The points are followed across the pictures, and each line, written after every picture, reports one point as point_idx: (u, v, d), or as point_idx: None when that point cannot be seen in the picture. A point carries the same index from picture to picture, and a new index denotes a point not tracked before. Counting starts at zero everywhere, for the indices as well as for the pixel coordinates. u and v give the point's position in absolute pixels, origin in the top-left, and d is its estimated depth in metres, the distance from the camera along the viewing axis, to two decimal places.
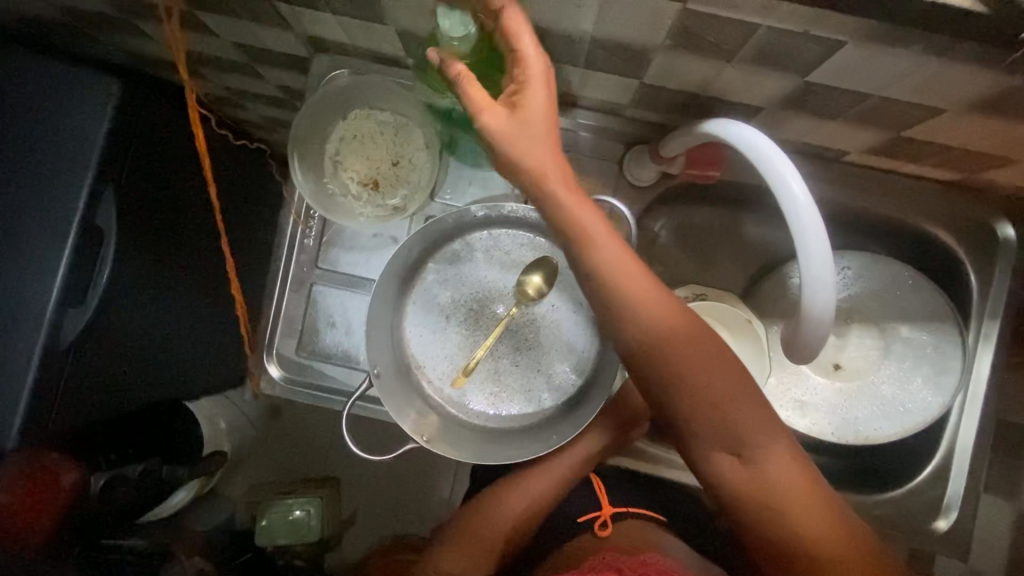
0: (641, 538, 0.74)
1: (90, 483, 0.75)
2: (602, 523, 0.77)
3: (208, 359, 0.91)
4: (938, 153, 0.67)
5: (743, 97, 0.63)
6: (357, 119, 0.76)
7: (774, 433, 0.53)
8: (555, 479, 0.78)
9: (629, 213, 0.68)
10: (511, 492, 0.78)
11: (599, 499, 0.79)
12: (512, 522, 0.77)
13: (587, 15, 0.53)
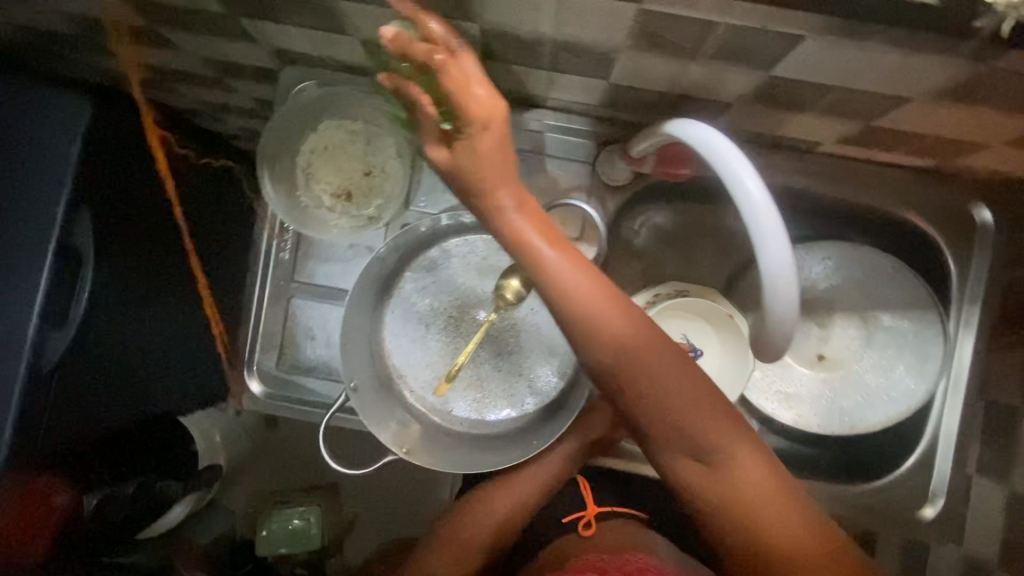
0: (625, 536, 0.73)
1: (82, 506, 0.72)
2: (585, 523, 0.76)
3: (196, 376, 0.90)
4: (911, 141, 0.66)
5: (711, 93, 0.62)
6: (328, 131, 0.75)
7: (741, 440, 0.53)
8: (543, 482, 0.76)
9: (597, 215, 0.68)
10: (497, 494, 0.75)
11: (585, 500, 0.78)
12: (498, 526, 0.73)
13: (545, 18, 0.52)
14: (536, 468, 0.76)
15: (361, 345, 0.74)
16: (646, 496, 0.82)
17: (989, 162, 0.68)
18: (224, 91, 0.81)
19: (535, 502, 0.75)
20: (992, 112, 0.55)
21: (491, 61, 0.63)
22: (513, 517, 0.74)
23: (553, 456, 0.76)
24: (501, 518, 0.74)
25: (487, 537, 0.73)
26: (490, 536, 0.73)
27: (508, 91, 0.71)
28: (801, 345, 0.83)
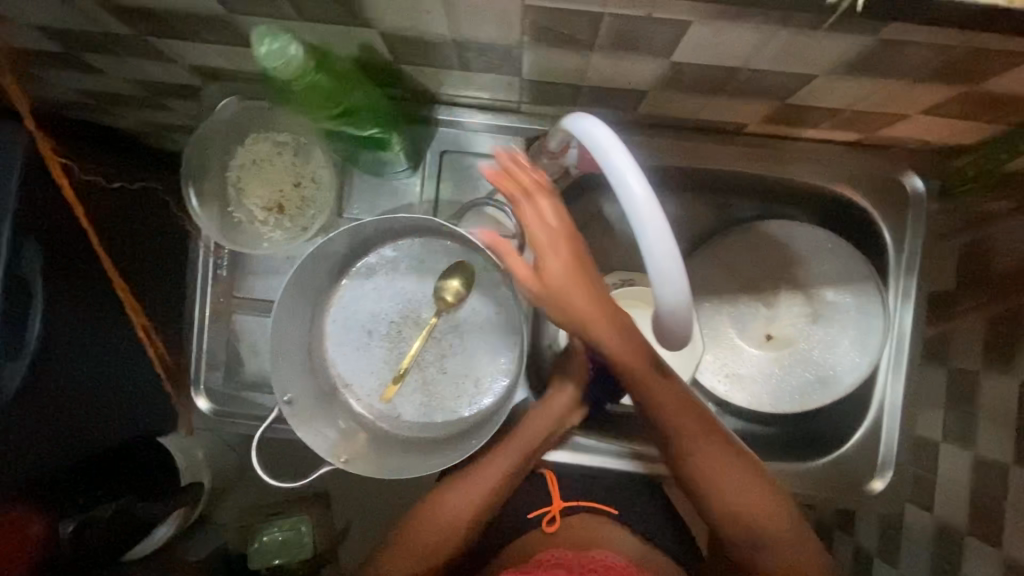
0: (589, 534, 0.77)
1: (58, 532, 0.69)
2: (550, 519, 0.79)
3: (154, 418, 0.79)
4: (831, 117, 0.66)
5: (624, 82, 0.62)
6: (255, 144, 0.75)
7: (764, 485, 0.64)
8: (498, 477, 0.75)
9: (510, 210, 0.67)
10: (453, 494, 0.75)
11: (551, 496, 0.81)
12: (453, 525, 0.74)
13: (439, 20, 0.52)
14: (494, 458, 0.75)
15: (297, 358, 0.72)
16: (612, 488, 0.83)
17: (912, 132, 0.68)
18: (163, 112, 0.79)
19: (490, 499, 0.75)
20: (900, 82, 0.55)
21: (403, 64, 0.63)
22: (469, 514, 0.74)
23: (506, 450, 0.76)
24: (457, 517, 0.74)
25: (444, 537, 0.74)
26: (447, 536, 0.74)
27: (431, 92, 0.71)
28: (748, 324, 0.84)
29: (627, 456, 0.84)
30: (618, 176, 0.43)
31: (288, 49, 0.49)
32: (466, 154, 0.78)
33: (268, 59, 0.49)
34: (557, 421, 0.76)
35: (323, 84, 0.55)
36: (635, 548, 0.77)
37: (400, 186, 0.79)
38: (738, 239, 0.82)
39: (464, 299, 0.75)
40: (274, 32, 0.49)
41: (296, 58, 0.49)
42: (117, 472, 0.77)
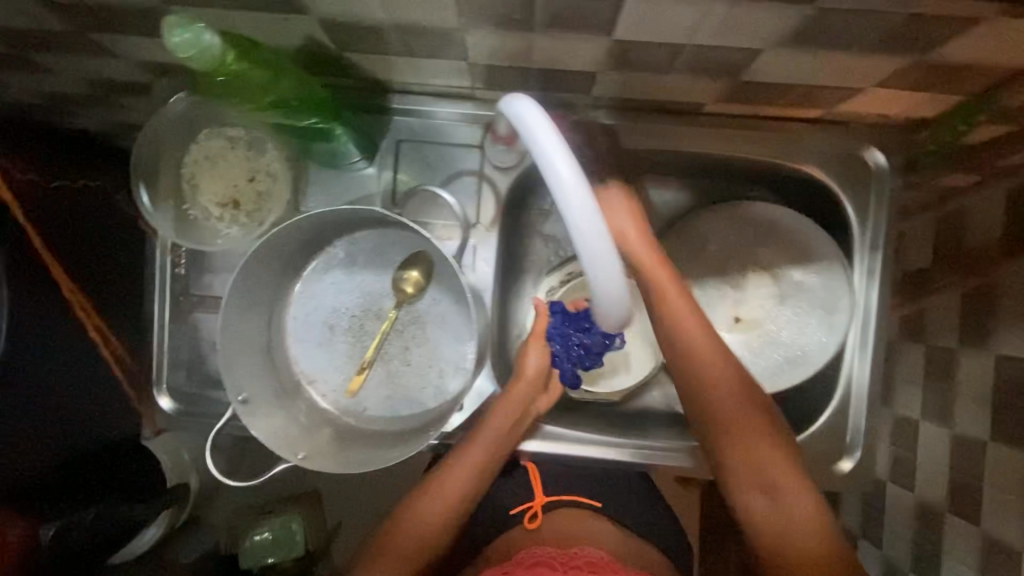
0: (572, 528, 0.77)
1: (40, 536, 0.67)
2: (532, 515, 0.79)
3: (110, 417, 0.78)
4: (788, 93, 0.65)
5: (573, 63, 0.60)
6: (206, 139, 0.73)
7: (798, 482, 0.60)
8: (470, 479, 0.72)
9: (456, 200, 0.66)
10: (424, 504, 0.70)
11: (533, 490, 0.81)
12: (427, 537, 0.69)
13: (371, 3, 0.51)
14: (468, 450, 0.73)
15: (257, 356, 0.71)
16: (595, 478, 0.83)
17: (872, 105, 0.67)
18: (126, 113, 0.75)
19: (464, 502, 0.71)
20: (849, 53, 0.54)
21: (347, 52, 0.62)
22: (443, 524, 0.70)
23: (475, 448, 0.73)
24: (431, 529, 0.69)
25: (420, 553, 0.68)
26: (422, 552, 0.68)
27: (383, 81, 0.70)
28: (717, 308, 0.83)
29: (609, 445, 0.83)
30: (547, 165, 0.42)
31: (206, 38, 0.49)
32: (427, 143, 0.76)
33: (181, 49, 0.49)
34: (523, 411, 0.75)
35: (248, 73, 0.56)
36: (618, 541, 0.77)
37: (356, 177, 0.77)
38: (701, 225, 0.82)
39: (425, 290, 0.75)
40: (185, 21, 0.48)
41: (214, 46, 0.50)
42: (98, 472, 0.75)
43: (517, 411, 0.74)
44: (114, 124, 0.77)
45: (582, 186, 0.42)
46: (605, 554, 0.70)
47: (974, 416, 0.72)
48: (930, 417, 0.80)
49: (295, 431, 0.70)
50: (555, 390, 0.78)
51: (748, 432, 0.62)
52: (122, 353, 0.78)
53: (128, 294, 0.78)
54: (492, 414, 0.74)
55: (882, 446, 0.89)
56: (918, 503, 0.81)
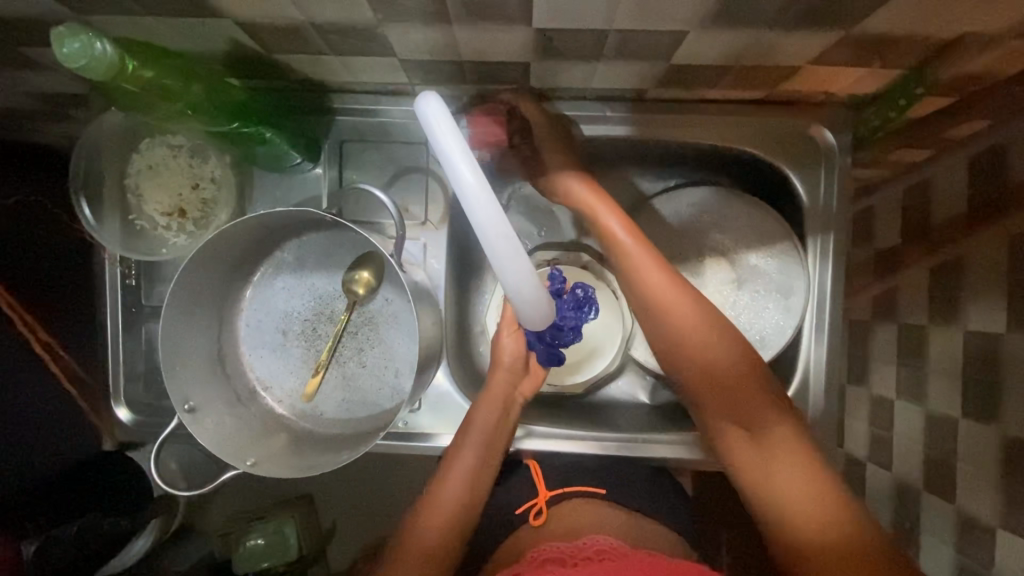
0: (581, 520, 0.73)
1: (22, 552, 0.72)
2: (537, 512, 0.76)
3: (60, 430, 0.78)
4: (726, 75, 0.64)
5: (503, 55, 0.60)
6: (148, 148, 0.72)
7: (778, 413, 0.64)
8: (469, 478, 0.71)
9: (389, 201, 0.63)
10: (429, 509, 0.69)
11: (536, 486, 0.78)
12: (437, 543, 0.68)
13: (284, 4, 0.50)
14: (461, 447, 0.72)
15: (205, 365, 0.71)
16: (589, 470, 0.80)
17: (814, 84, 0.66)
18: (65, 125, 0.74)
19: (470, 496, 0.71)
20: (773, 32, 0.53)
21: (275, 54, 0.61)
22: (452, 526, 0.69)
23: (467, 442, 0.72)
24: (440, 534, 0.68)
25: (431, 561, 0.67)
26: (435, 559, 0.67)
27: (321, 82, 0.69)
28: None
29: (590, 436, 0.81)
30: (451, 174, 0.44)
31: (106, 49, 0.49)
32: (371, 142, 0.76)
33: (72, 60, 0.48)
34: (506, 401, 0.74)
35: (160, 79, 0.55)
36: (631, 529, 0.73)
37: (301, 182, 0.77)
38: (660, 215, 0.82)
39: (376, 289, 0.74)
40: (74, 31, 0.47)
41: (113, 55, 0.49)
42: (82, 488, 0.78)
43: (501, 405, 0.73)
44: (60, 138, 0.76)
45: (483, 189, 0.44)
46: (616, 542, 0.67)
47: (942, 391, 0.72)
48: (902, 395, 0.79)
49: (247, 436, 0.69)
50: (537, 373, 0.76)
51: (745, 405, 0.64)
52: (73, 369, 0.77)
53: (78, 310, 0.78)
54: (477, 411, 0.73)
55: (858, 425, 0.89)
56: (897, 482, 0.80)
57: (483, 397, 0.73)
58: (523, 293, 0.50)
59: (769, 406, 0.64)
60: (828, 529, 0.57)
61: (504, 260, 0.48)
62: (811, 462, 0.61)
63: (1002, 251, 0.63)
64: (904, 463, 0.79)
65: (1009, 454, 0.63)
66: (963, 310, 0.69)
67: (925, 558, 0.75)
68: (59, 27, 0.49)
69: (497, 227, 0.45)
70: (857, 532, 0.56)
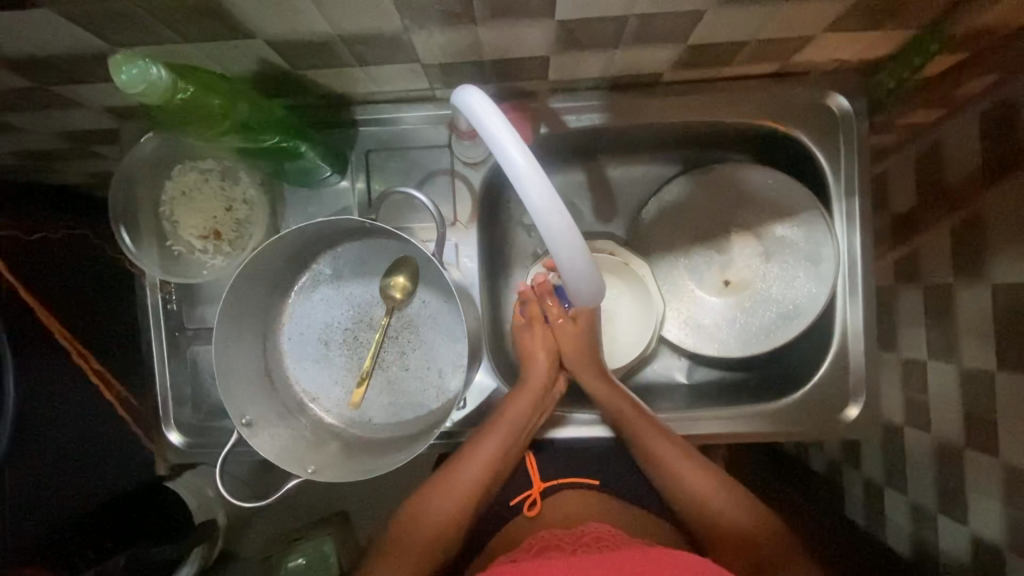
0: (572, 509, 0.75)
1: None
2: (531, 503, 0.77)
3: (116, 459, 0.78)
4: (740, 51, 0.66)
5: (524, 52, 0.62)
6: (180, 175, 0.74)
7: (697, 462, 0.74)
8: (486, 467, 0.74)
9: (430, 202, 0.64)
10: (424, 510, 0.72)
11: (530, 478, 0.80)
12: (427, 545, 0.70)
13: (314, 18, 0.52)
14: (487, 438, 0.74)
15: (255, 381, 0.72)
16: (591, 460, 0.82)
17: (826, 52, 0.67)
18: (98, 161, 0.77)
19: (485, 483, 0.74)
20: (789, 3, 0.54)
21: (302, 70, 0.63)
22: (453, 519, 0.72)
23: (492, 434, 0.74)
24: (430, 536, 0.70)
25: (437, 537, 0.71)
26: (440, 537, 0.71)
27: (345, 94, 0.71)
28: (704, 275, 0.86)
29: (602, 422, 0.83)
30: (503, 157, 0.43)
31: (158, 74, 0.50)
32: (395, 149, 0.77)
33: (131, 86, 0.49)
34: (537, 397, 0.76)
35: (205, 100, 0.56)
36: (625, 517, 0.75)
37: (330, 195, 0.78)
38: (679, 199, 0.85)
39: (413, 293, 0.75)
40: (132, 57, 0.49)
41: (166, 79, 0.50)
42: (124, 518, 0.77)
43: (527, 412, 0.75)
44: (91, 175, 0.78)
45: (534, 164, 0.43)
46: (610, 528, 0.67)
47: (976, 345, 0.72)
48: (934, 355, 0.80)
49: (301, 447, 0.70)
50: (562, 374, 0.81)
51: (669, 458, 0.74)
52: (124, 395, 0.79)
53: (121, 339, 0.79)
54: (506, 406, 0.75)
55: (891, 391, 0.90)
56: (937, 443, 0.81)
57: (513, 397, 0.75)
58: (576, 270, 0.48)
59: (658, 431, 0.75)
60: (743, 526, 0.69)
61: (558, 234, 0.45)
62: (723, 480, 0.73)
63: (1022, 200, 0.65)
64: (943, 419, 0.79)
65: None
66: (989, 262, 0.70)
67: (972, 514, 0.76)
68: (113, 56, 0.49)
69: (551, 203, 0.44)
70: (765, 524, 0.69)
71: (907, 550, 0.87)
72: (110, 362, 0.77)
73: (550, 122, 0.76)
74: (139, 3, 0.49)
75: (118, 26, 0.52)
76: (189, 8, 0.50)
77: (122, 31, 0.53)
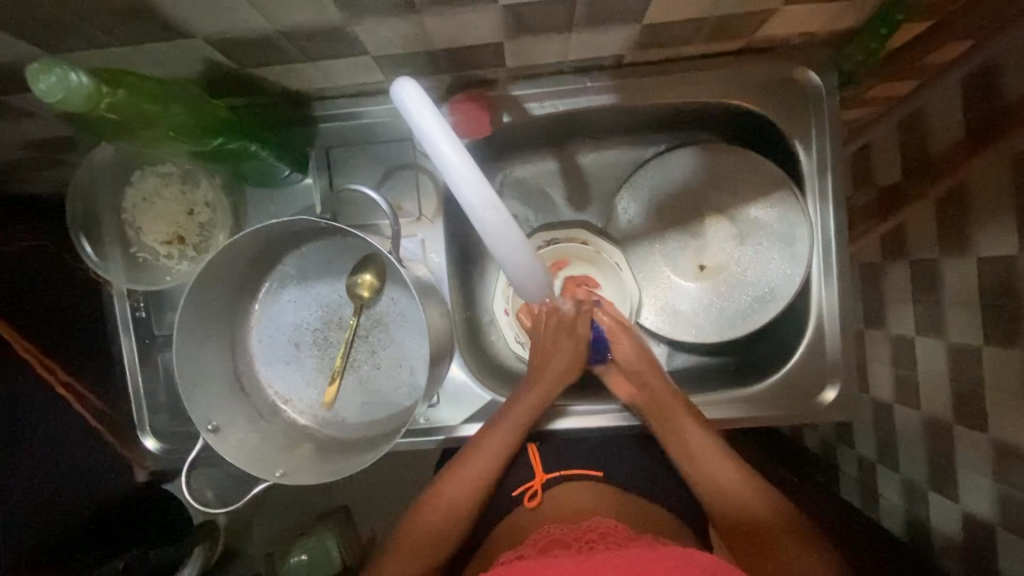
0: (577, 500, 0.72)
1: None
2: (532, 494, 0.75)
3: (93, 473, 0.78)
4: (698, 29, 0.63)
5: (476, 40, 0.60)
6: (140, 181, 0.73)
7: (726, 459, 0.72)
8: (496, 458, 0.74)
9: (383, 200, 0.63)
10: (434, 500, 0.73)
11: (534, 469, 0.77)
12: (437, 531, 0.71)
13: (249, 13, 0.51)
14: (498, 427, 0.74)
15: (224, 386, 0.71)
16: (593, 450, 0.80)
17: (789, 26, 0.65)
18: (59, 171, 0.75)
19: (495, 472, 0.74)
20: None
21: (248, 67, 0.62)
22: (461, 510, 0.72)
23: (503, 422, 0.75)
24: (445, 519, 0.71)
25: (445, 526, 0.71)
26: (447, 524, 0.71)
27: (299, 90, 0.70)
28: (680, 260, 0.84)
29: (604, 413, 0.81)
30: (436, 152, 0.42)
31: (80, 81, 0.48)
32: (357, 145, 0.76)
33: (50, 95, 0.47)
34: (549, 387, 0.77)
35: (138, 103, 0.55)
36: (628, 510, 0.72)
37: (291, 194, 0.77)
38: (652, 182, 0.83)
39: (381, 290, 0.74)
40: (48, 65, 0.47)
41: (89, 86, 0.49)
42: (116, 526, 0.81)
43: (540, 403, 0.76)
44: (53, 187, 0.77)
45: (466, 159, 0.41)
46: (617, 523, 0.65)
47: (964, 320, 0.71)
48: (923, 331, 0.78)
49: (272, 449, 0.70)
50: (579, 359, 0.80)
51: (702, 455, 0.72)
52: (96, 407, 0.78)
53: (93, 348, 0.78)
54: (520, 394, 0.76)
55: (882, 368, 0.88)
56: (927, 420, 0.79)
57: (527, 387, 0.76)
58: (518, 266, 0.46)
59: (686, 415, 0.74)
60: (761, 520, 0.67)
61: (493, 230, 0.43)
62: (748, 472, 0.72)
63: (1008, 168, 0.62)
64: (931, 395, 0.78)
65: None
66: (975, 235, 0.67)
67: (962, 491, 0.74)
68: (32, 64, 0.48)
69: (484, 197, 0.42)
70: (783, 514, 0.68)
71: (901, 527, 0.86)
72: (81, 373, 0.76)
73: (512, 109, 0.74)
74: (60, 8, 0.47)
75: (43, 30, 0.50)
76: (115, 9, 0.48)
77: (47, 36, 0.51)
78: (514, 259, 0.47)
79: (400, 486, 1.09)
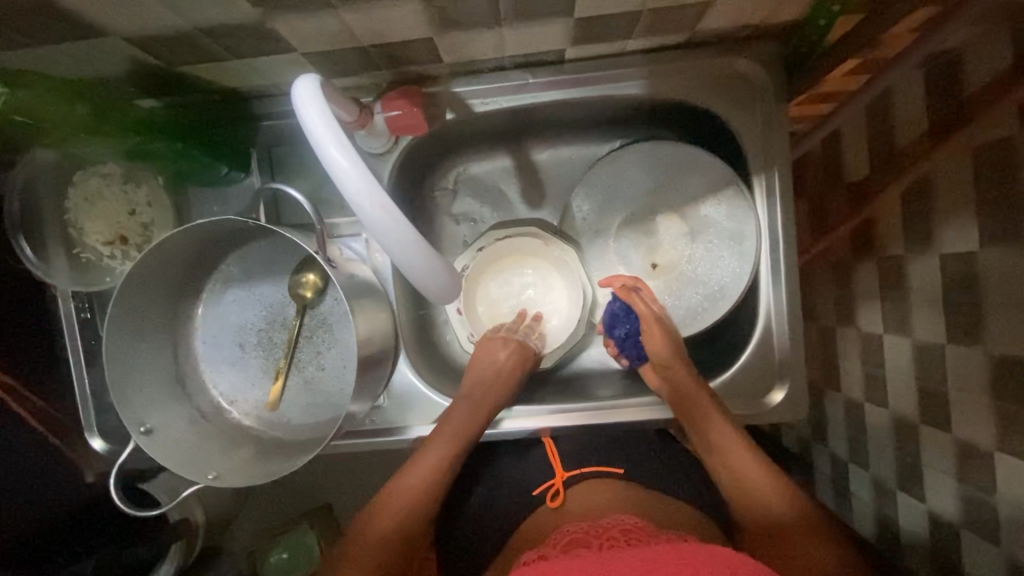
0: (600, 499, 0.71)
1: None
2: (554, 493, 0.74)
3: None
4: (635, 23, 0.62)
5: (403, 35, 0.59)
6: (82, 181, 0.71)
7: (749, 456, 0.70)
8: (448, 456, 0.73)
9: (305, 200, 0.61)
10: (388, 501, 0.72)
11: (553, 467, 0.76)
12: (391, 532, 0.70)
13: (158, 10, 0.50)
14: (449, 424, 0.74)
15: (163, 386, 0.71)
16: (605, 447, 0.78)
17: (728, 19, 0.63)
18: None
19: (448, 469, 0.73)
20: None
21: (174, 64, 0.60)
22: (414, 511, 0.71)
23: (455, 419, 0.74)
24: (400, 520, 0.70)
25: (399, 527, 0.70)
26: (401, 524, 0.70)
27: (232, 88, 0.69)
28: (633, 257, 0.83)
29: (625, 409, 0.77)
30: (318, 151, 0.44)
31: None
32: (299, 144, 0.75)
33: None
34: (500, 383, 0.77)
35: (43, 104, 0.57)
36: (650, 506, 0.71)
37: (234, 194, 0.77)
38: (606, 177, 0.82)
39: (324, 290, 0.73)
40: None
41: None
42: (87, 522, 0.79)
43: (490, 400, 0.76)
44: None
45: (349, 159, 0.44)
46: (637, 521, 0.64)
47: (927, 317, 0.69)
48: (888, 328, 0.76)
49: (211, 450, 0.69)
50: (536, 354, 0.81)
51: (727, 451, 0.71)
52: (39, 407, 0.77)
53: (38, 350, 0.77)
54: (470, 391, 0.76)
55: (849, 366, 0.86)
56: (895, 419, 0.77)
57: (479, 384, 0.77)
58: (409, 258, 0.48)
59: (720, 417, 0.72)
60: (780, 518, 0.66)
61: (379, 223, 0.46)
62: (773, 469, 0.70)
63: (967, 162, 0.60)
64: (896, 393, 0.76)
65: (997, 372, 0.60)
66: (937, 231, 0.65)
67: (928, 491, 0.72)
68: None
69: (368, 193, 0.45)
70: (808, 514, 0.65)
71: (872, 527, 0.84)
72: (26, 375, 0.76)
73: (457, 106, 0.73)
74: None
75: None
76: (16, 10, 0.47)
77: None
78: (408, 260, 0.49)
79: (370, 486, 1.08)
